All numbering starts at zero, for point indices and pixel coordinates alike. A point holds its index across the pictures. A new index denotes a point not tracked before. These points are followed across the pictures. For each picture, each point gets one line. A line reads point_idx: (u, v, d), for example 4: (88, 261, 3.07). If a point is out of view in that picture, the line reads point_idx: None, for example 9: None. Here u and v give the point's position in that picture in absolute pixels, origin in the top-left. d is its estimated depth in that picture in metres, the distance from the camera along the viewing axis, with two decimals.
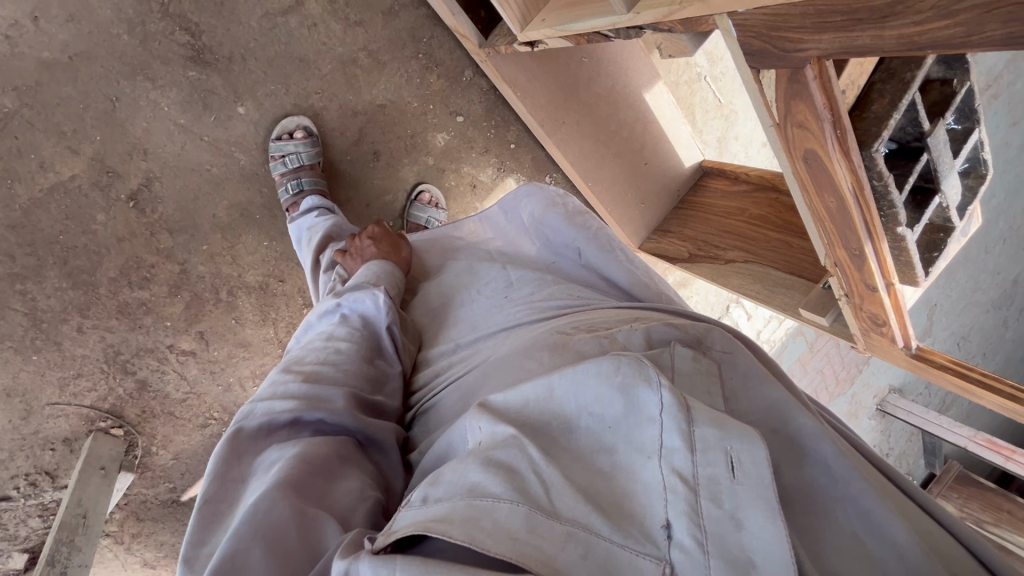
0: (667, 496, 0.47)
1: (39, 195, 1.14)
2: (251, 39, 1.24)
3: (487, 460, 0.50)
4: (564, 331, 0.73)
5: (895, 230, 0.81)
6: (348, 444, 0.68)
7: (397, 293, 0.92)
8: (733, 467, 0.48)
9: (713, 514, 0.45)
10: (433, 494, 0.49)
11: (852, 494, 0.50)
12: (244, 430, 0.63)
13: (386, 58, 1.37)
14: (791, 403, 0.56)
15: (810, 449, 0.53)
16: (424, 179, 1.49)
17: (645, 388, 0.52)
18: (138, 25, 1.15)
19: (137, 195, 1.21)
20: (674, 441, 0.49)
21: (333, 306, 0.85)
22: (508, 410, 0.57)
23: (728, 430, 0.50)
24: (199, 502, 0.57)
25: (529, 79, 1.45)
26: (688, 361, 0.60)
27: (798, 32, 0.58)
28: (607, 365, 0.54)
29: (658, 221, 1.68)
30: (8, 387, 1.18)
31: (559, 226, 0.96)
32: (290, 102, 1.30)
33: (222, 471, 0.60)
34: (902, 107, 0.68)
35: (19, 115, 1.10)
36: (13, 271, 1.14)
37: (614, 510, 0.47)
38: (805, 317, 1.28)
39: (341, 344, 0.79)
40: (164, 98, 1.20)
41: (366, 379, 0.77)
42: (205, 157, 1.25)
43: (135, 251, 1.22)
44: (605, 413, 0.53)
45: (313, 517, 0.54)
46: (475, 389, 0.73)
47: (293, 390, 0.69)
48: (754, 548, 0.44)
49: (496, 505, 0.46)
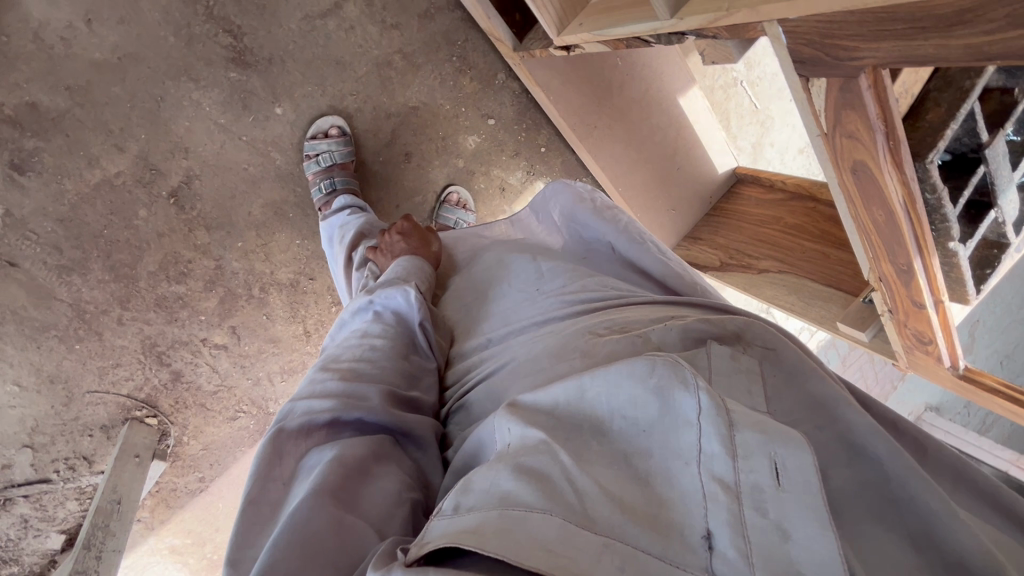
0: (707, 504, 0.46)
1: (86, 191, 1.16)
2: (291, 42, 1.24)
3: (518, 467, 0.50)
4: (596, 331, 0.71)
5: (947, 244, 0.76)
6: (384, 443, 0.67)
7: (427, 288, 0.92)
8: (778, 474, 0.47)
9: (759, 524, 0.45)
10: (464, 503, 0.49)
11: (911, 493, 0.47)
12: (285, 429, 0.63)
13: (420, 60, 1.37)
14: (843, 400, 0.52)
15: (867, 448, 0.50)
16: (455, 181, 1.50)
17: (682, 391, 0.51)
18: (184, 27, 1.16)
19: (178, 192, 1.23)
20: (713, 446, 0.48)
21: (365, 303, 0.85)
22: (539, 410, 0.57)
23: (770, 434, 0.49)
24: (243, 502, 0.57)
25: (562, 81, 1.44)
26: (725, 360, 0.56)
27: (853, 40, 0.55)
28: (641, 367, 0.53)
29: (689, 227, 1.69)
30: (52, 374, 1.23)
31: (589, 222, 0.95)
32: (325, 103, 1.30)
33: (264, 471, 0.59)
34: (958, 118, 0.65)
35: (70, 113, 1.12)
36: (60, 263, 1.18)
37: (652, 519, 0.47)
38: (842, 331, 1.24)
39: (376, 340, 0.79)
40: (207, 98, 1.21)
41: (401, 374, 0.77)
42: (243, 156, 1.26)
43: (174, 246, 1.25)
44: (639, 417, 0.53)
45: (350, 527, 0.54)
46: (505, 388, 0.72)
47: (330, 389, 0.69)
48: (802, 561, 0.43)
49: (529, 514, 0.46)
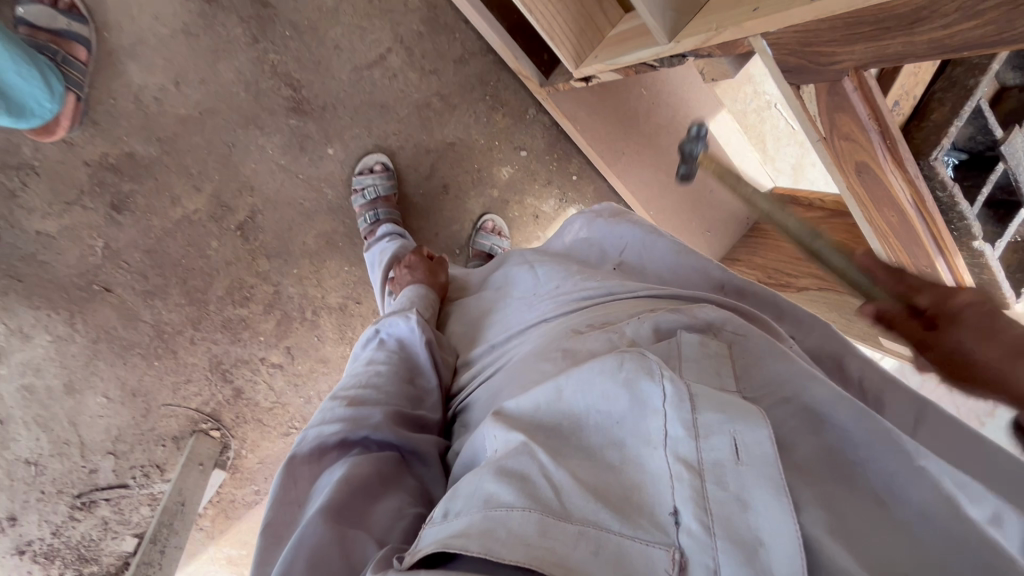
0: (674, 484, 0.50)
1: (169, 226, 1.33)
2: (343, 91, 1.39)
3: (500, 471, 0.56)
4: (576, 328, 0.73)
5: (971, 245, 0.74)
6: (390, 462, 0.70)
7: (429, 313, 0.97)
8: (738, 450, 0.51)
9: (721, 497, 0.49)
10: (452, 509, 0.56)
11: (873, 452, 0.52)
12: (298, 455, 0.69)
13: (456, 101, 1.49)
14: (809, 375, 0.58)
15: (830, 416, 0.55)
16: (490, 211, 1.59)
17: (648, 381, 0.56)
18: (253, 84, 1.32)
19: (244, 225, 1.38)
20: (677, 431, 0.52)
21: (373, 333, 0.91)
22: (521, 415, 0.64)
23: (730, 413, 0.53)
24: (261, 526, 0.63)
25: (588, 112, 1.51)
26: (695, 346, 0.62)
27: (830, 45, 0.58)
28: (611, 363, 0.59)
29: (727, 249, 1.73)
30: (135, 388, 1.38)
31: (607, 230, 0.98)
32: (371, 142, 1.44)
33: (281, 495, 0.66)
34: (964, 114, 0.67)
35: (159, 160, 1.29)
36: (145, 289, 1.35)
37: (624, 503, 0.52)
38: (886, 347, 1.17)
39: (380, 366, 0.83)
40: (270, 143, 1.36)
41: (406, 397, 0.81)
42: (300, 192, 1.41)
43: (240, 273, 1.40)
44: (611, 410, 0.58)
45: (354, 540, 0.58)
46: (498, 391, 0.74)
47: (339, 414, 0.74)
48: (758, 526, 0.47)
49: (508, 514, 0.52)
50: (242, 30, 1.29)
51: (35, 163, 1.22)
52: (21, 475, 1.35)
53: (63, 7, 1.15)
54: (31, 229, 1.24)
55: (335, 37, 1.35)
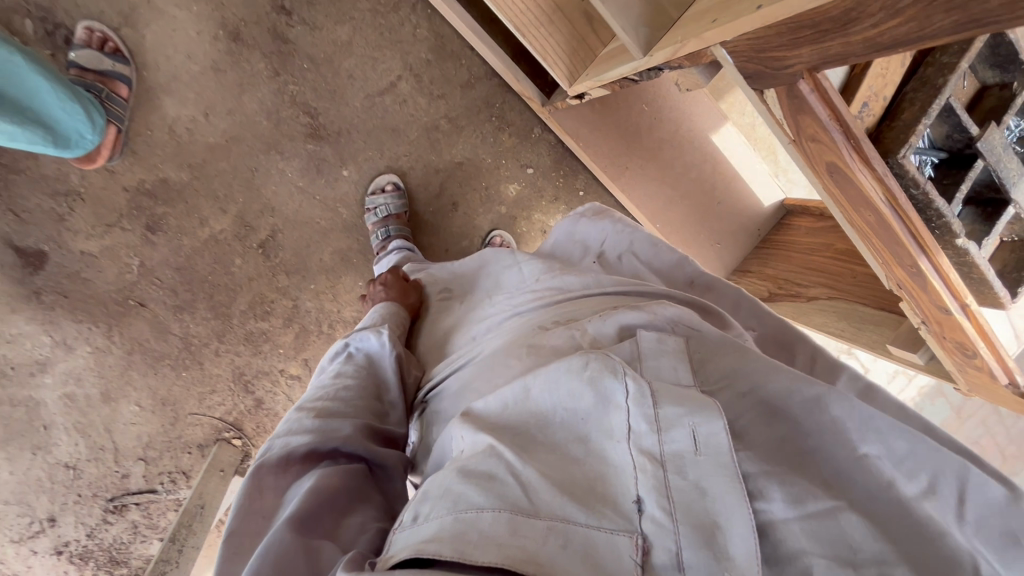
0: (637, 475, 0.54)
1: (197, 245, 1.44)
2: (356, 117, 1.48)
3: (469, 473, 0.59)
4: (543, 325, 0.79)
5: (955, 243, 0.73)
6: (359, 476, 0.67)
7: (399, 329, 0.95)
8: (696, 441, 0.54)
9: (681, 485, 0.52)
10: (422, 512, 0.58)
11: (827, 433, 0.57)
12: (266, 462, 0.64)
13: (464, 123, 1.57)
14: (770, 366, 0.63)
15: (790, 400, 0.59)
16: (498, 226, 1.64)
17: (611, 378, 0.61)
18: (274, 113, 1.43)
19: (265, 244, 1.48)
20: (640, 424, 0.56)
21: (342, 347, 0.89)
22: (488, 415, 0.69)
23: (691, 407, 0.56)
24: (223, 536, 0.57)
25: (590, 129, 1.56)
26: (654, 342, 0.68)
27: (780, 50, 0.61)
28: (576, 362, 0.64)
29: (738, 260, 1.70)
30: (164, 397, 1.48)
31: (591, 227, 1.04)
32: (383, 163, 1.53)
33: (245, 506, 0.60)
34: (933, 113, 0.68)
35: (189, 184, 1.41)
36: (175, 304, 1.45)
37: (589, 496, 0.55)
38: (896, 354, 1.15)
39: (349, 379, 0.80)
40: (289, 166, 1.46)
41: (373, 412, 0.78)
42: (317, 212, 1.50)
43: (261, 289, 1.49)
44: (576, 407, 0.62)
45: (316, 549, 0.55)
46: (467, 383, 0.78)
47: (307, 424, 0.69)
48: (719, 511, 0.50)
49: (479, 514, 0.54)
50: (264, 65, 1.40)
51: (81, 190, 1.35)
52: (60, 479, 1.45)
53: (108, 50, 1.28)
54: (76, 249, 1.36)
55: (349, 67, 1.45)
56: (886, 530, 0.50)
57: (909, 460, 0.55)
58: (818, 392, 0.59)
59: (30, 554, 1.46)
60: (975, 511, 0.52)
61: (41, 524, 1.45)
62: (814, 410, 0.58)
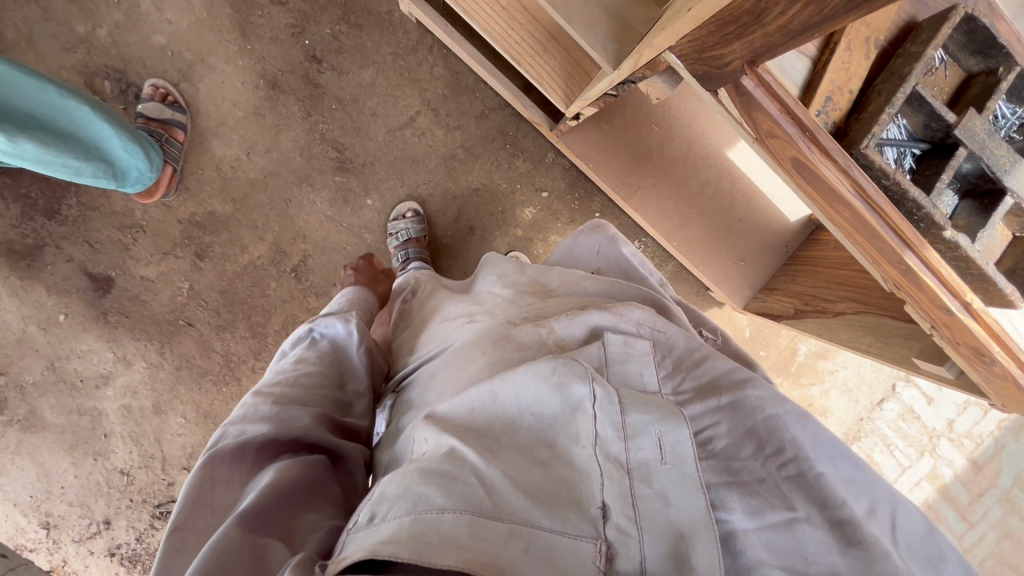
0: (604, 480, 0.56)
1: (238, 270, 1.59)
2: (380, 150, 1.61)
3: (429, 474, 0.56)
4: (513, 320, 0.80)
5: (942, 234, 0.71)
6: (317, 466, 0.72)
7: (363, 313, 1.05)
8: (662, 450, 0.58)
9: (645, 492, 0.55)
10: (379, 514, 0.54)
11: (791, 438, 0.60)
12: (219, 452, 0.67)
13: (479, 151, 1.65)
14: (749, 379, 0.66)
15: (762, 410, 0.63)
16: (515, 248, 1.69)
17: (579, 383, 0.62)
18: (307, 149, 1.58)
19: (298, 268, 1.61)
20: (607, 430, 0.59)
21: (306, 332, 0.95)
22: (454, 418, 0.67)
23: (657, 415, 0.60)
24: (167, 531, 0.60)
25: (599, 150, 1.59)
26: (619, 345, 0.68)
27: (716, 47, 0.68)
28: (545, 367, 0.64)
29: (767, 278, 1.65)
30: (207, 411, 1.61)
31: (588, 241, 1.12)
32: (404, 192, 1.63)
33: (192, 498, 0.63)
34: (898, 101, 0.66)
35: (233, 216, 1.57)
36: (218, 323, 1.59)
37: (553, 500, 0.56)
38: (923, 367, 1.07)
39: (310, 367, 0.86)
40: (319, 197, 1.60)
41: (333, 402, 0.84)
42: (344, 238, 1.62)
43: (294, 310, 1.61)
44: (545, 411, 0.63)
45: (262, 546, 0.58)
46: (434, 376, 0.79)
47: (263, 412, 0.73)
48: (680, 518, 0.54)
49: (440, 516, 0.52)
50: (298, 108, 1.56)
51: (143, 223, 1.54)
52: (116, 484, 1.59)
53: (168, 102, 1.48)
54: (137, 274, 1.55)
55: (372, 105, 1.59)
56: (836, 539, 0.55)
57: (852, 484, 0.60)
58: (779, 411, 0.62)
59: (87, 554, 1.59)
60: (903, 535, 0.57)
61: (98, 526, 1.59)
62: (778, 429, 0.61)
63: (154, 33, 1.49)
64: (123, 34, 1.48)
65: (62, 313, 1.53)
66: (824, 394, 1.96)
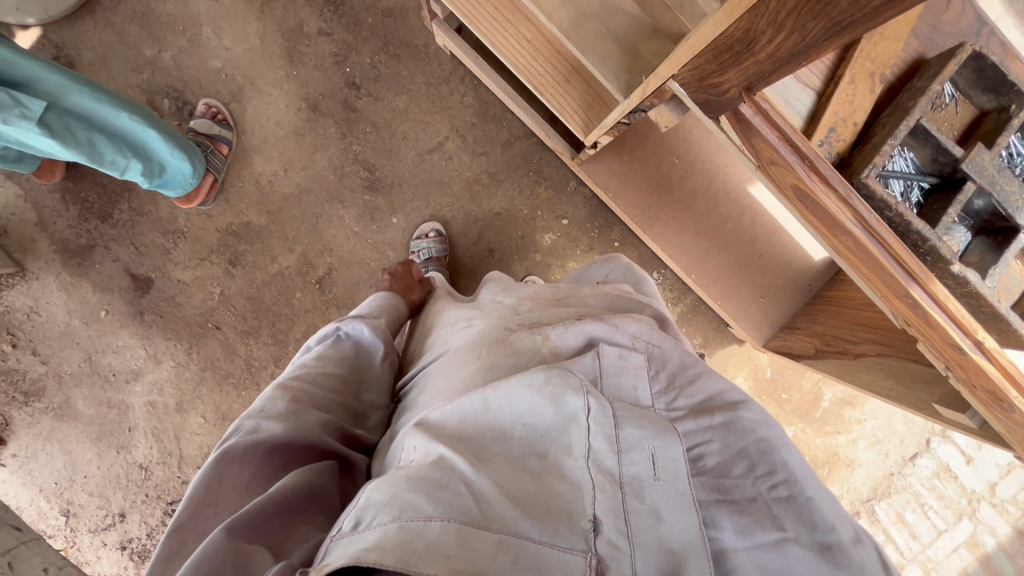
0: (596, 493, 0.54)
1: (266, 279, 1.66)
2: (408, 172, 1.68)
3: (417, 481, 0.53)
4: (511, 327, 0.81)
5: (951, 268, 0.70)
6: (324, 472, 0.71)
7: (393, 319, 1.09)
8: (655, 466, 0.55)
9: (638, 508, 0.53)
10: (364, 521, 0.50)
11: (781, 460, 0.58)
12: (232, 449, 0.67)
13: (503, 177, 1.71)
14: (743, 401, 0.64)
15: (752, 431, 0.61)
16: (532, 273, 1.71)
17: (573, 395, 0.59)
18: (340, 168, 1.67)
19: (322, 280, 1.67)
20: (600, 444, 0.56)
21: (332, 330, 0.98)
22: (445, 427, 0.64)
23: (649, 429, 0.58)
24: (169, 530, 0.61)
25: (619, 181, 1.61)
26: (614, 359, 0.68)
27: (715, 75, 0.71)
28: (539, 377, 0.61)
29: (789, 317, 1.61)
30: (225, 413, 1.66)
31: (597, 271, 1.15)
32: (429, 212, 1.70)
33: (198, 497, 0.64)
34: (901, 134, 0.67)
35: (267, 227, 1.66)
36: (243, 329, 1.66)
37: (542, 511, 0.53)
38: (946, 415, 1.02)
39: (331, 365, 0.89)
40: (348, 214, 1.67)
41: (348, 412, 0.86)
42: (368, 254, 1.68)
43: (315, 320, 1.67)
44: (538, 422, 0.60)
45: (247, 552, 0.57)
46: (432, 379, 0.80)
47: (279, 408, 0.75)
48: (672, 536, 0.52)
49: (427, 524, 0.48)
50: (335, 129, 1.66)
51: (184, 229, 1.64)
52: (134, 477, 1.65)
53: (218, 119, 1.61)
54: (174, 277, 1.65)
55: (404, 130, 1.68)
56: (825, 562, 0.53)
57: (835, 510, 0.58)
58: (769, 435, 0.61)
59: (100, 545, 1.64)
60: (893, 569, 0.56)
61: (113, 518, 1.64)
62: (769, 451, 0.59)
63: (211, 58, 1.63)
64: (184, 58, 1.63)
65: (104, 310, 1.63)
66: (851, 444, 1.84)
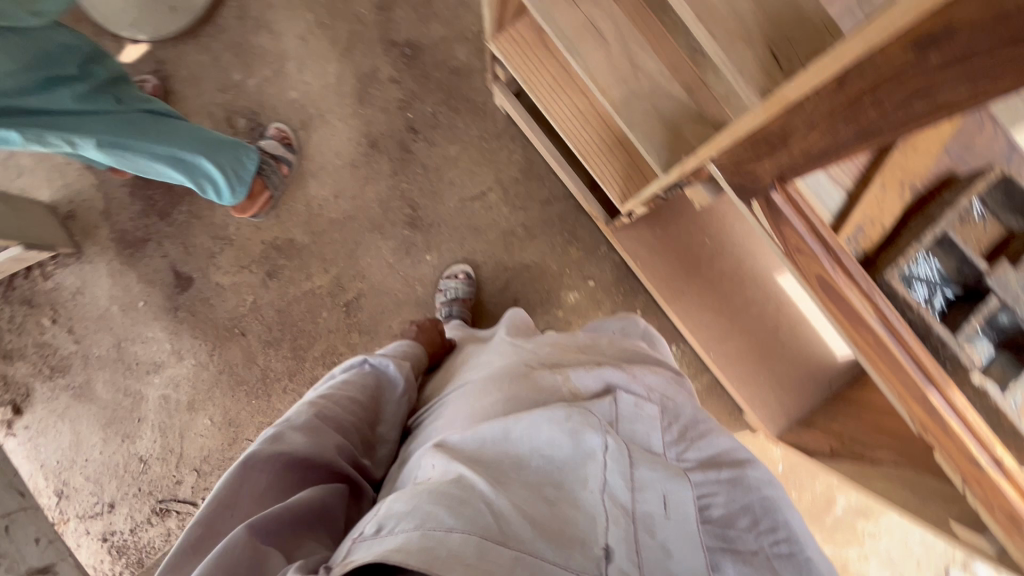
0: (609, 524, 0.54)
1: (298, 295, 1.73)
2: (448, 214, 1.77)
3: (436, 496, 0.53)
4: (533, 365, 0.83)
5: (971, 377, 0.72)
6: (336, 494, 0.73)
7: (415, 363, 1.12)
8: (666, 506, 0.56)
9: (649, 544, 0.54)
10: (387, 528, 0.51)
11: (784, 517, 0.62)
12: (258, 453, 0.70)
13: (537, 232, 1.77)
14: (751, 459, 0.66)
15: (760, 488, 0.63)
16: (552, 328, 1.74)
17: (592, 432, 0.60)
18: (386, 202, 1.77)
19: (350, 303, 1.73)
20: (615, 480, 0.57)
21: (359, 360, 1.01)
22: (464, 449, 0.63)
23: (661, 471, 0.59)
24: (191, 525, 0.64)
25: (649, 252, 1.66)
26: (631, 407, 0.69)
27: (750, 161, 0.77)
28: (560, 413, 0.62)
29: (806, 411, 1.55)
30: (232, 419, 1.69)
31: (608, 324, 1.18)
32: (461, 255, 1.76)
33: (222, 497, 0.66)
34: (926, 239, 0.71)
35: (308, 246, 1.75)
36: (266, 339, 1.71)
37: (557, 534, 0.53)
38: (964, 535, 0.97)
39: (354, 390, 0.91)
40: (385, 245, 1.75)
41: (363, 440, 0.87)
42: (398, 285, 1.74)
43: (336, 341, 1.71)
44: (555, 454, 0.61)
45: (262, 555, 0.60)
46: (450, 406, 0.82)
47: (304, 421, 0.77)
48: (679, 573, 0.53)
49: (448, 535, 0.49)
50: (388, 166, 1.78)
51: (233, 237, 1.74)
52: (132, 469, 1.66)
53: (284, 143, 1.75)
54: (213, 280, 1.73)
55: (451, 176, 1.78)
56: None
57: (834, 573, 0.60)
58: (775, 493, 0.63)
59: (83, 533, 1.64)
60: None
61: (102, 507, 1.65)
62: (774, 509, 0.62)
63: (290, 89, 1.79)
64: (267, 86, 1.79)
65: (143, 300, 1.72)
66: (862, 559, 1.73)
